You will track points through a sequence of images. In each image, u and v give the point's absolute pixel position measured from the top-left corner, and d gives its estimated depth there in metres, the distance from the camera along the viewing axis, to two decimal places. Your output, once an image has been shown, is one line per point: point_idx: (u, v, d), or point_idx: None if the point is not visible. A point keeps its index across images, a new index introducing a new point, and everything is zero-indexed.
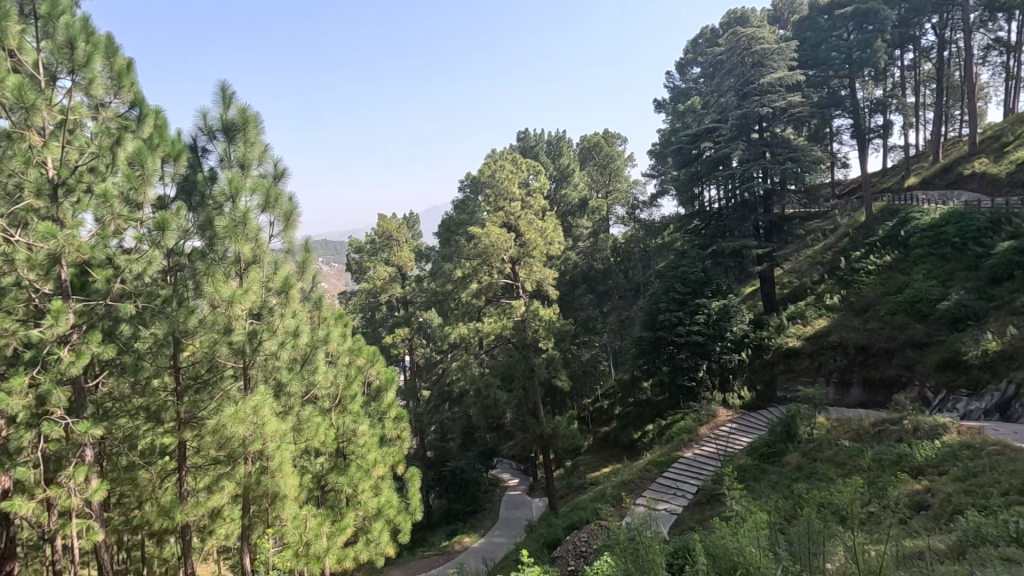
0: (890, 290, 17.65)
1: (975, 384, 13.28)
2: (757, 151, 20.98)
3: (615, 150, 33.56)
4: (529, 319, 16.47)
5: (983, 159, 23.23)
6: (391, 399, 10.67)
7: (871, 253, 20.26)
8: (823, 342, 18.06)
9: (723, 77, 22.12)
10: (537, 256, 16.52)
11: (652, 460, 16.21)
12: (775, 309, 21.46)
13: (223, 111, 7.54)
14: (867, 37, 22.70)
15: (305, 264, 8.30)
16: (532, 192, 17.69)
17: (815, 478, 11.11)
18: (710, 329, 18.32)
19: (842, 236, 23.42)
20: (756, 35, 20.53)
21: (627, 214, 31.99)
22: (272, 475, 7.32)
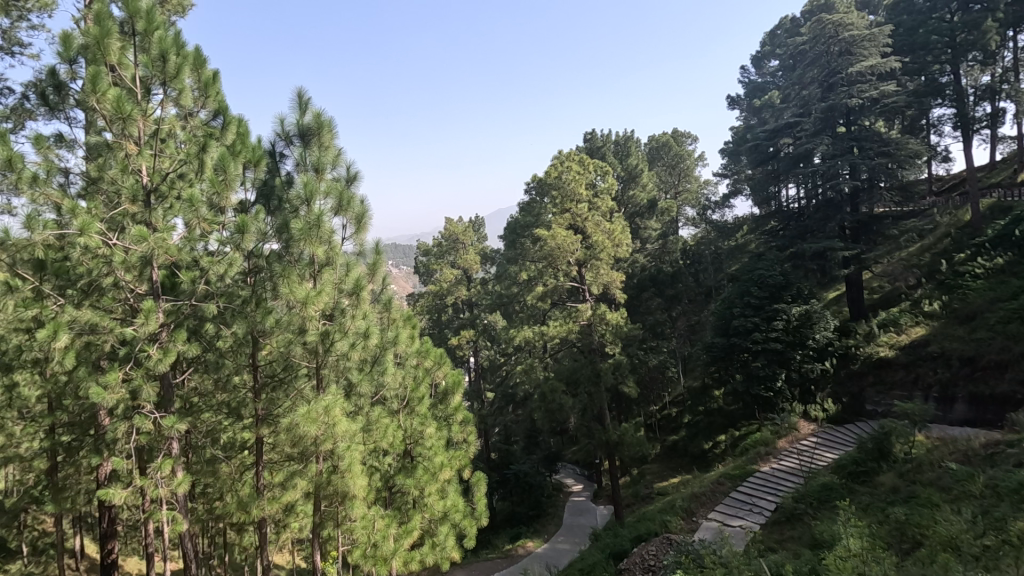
0: (1003, 296, 15.85)
1: None
2: (845, 146, 19.46)
3: (685, 149, 32.43)
4: (595, 323, 16.05)
5: None
6: (458, 402, 10.69)
7: (978, 254, 18.60)
8: (921, 353, 16.47)
9: (805, 68, 20.67)
10: (604, 258, 16.09)
11: (725, 472, 15.36)
12: (864, 315, 19.81)
13: (300, 116, 7.77)
14: (974, 17, 20.55)
15: (375, 266, 8.40)
16: (599, 193, 17.27)
17: (914, 503, 9.94)
18: (789, 336, 17.15)
19: (942, 236, 21.35)
20: (844, 21, 18.98)
21: (698, 215, 30.73)
22: (342, 475, 7.40)
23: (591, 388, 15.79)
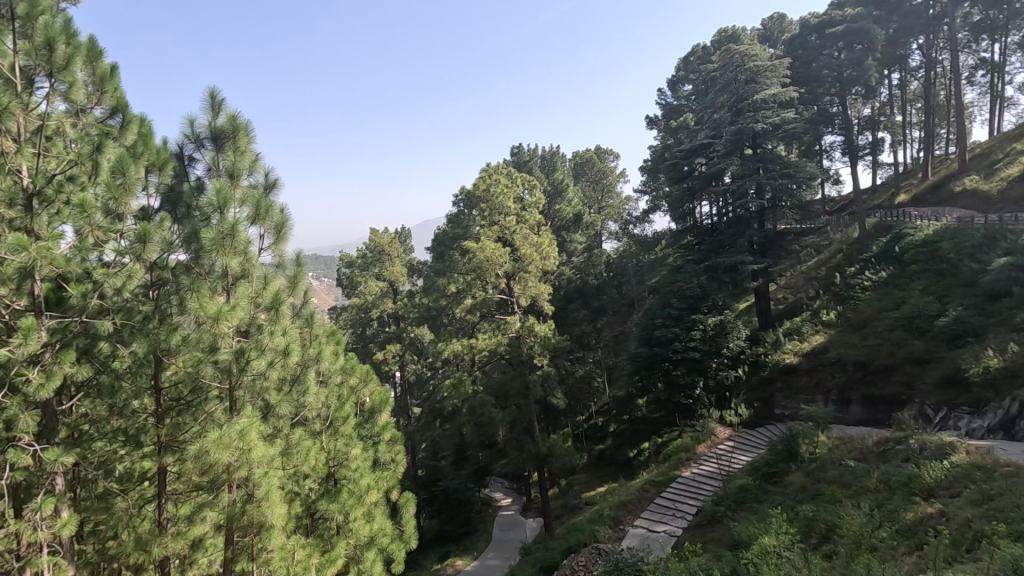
0: (887, 307, 17.66)
1: (978, 402, 12.95)
2: (752, 167, 20.82)
3: (608, 165, 33.69)
4: (524, 336, 16.13)
5: (974, 176, 23.67)
6: (385, 420, 10.35)
7: (866, 268, 20.62)
8: (821, 359, 17.85)
9: (716, 93, 21.97)
10: (532, 271, 16.21)
11: (650, 479, 15.78)
12: (772, 325, 21.25)
13: (212, 118, 7.24)
14: (858, 56, 22.90)
15: (296, 279, 7.89)
16: (527, 206, 17.43)
17: (821, 500, 10.59)
18: (706, 345, 18.00)
19: (836, 252, 23.45)
20: (749, 52, 20.38)
21: (621, 229, 31.89)
22: (257, 504, 6.80)
23: (520, 400, 15.79)
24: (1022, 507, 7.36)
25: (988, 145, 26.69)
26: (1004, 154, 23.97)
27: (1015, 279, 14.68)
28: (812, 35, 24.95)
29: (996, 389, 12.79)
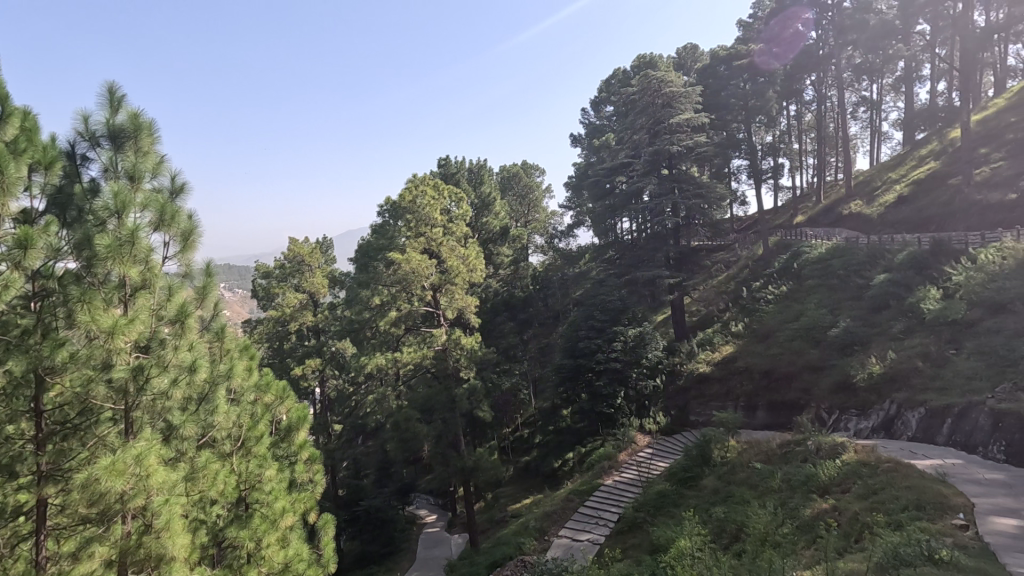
0: (788, 318, 19.24)
1: (864, 405, 14.34)
2: (668, 187, 21.97)
3: (533, 181, 34.50)
4: (450, 348, 16.02)
5: (858, 201, 26.37)
6: (303, 438, 9.86)
7: (769, 283, 22.31)
8: (731, 368, 19.02)
9: (635, 115, 23.00)
10: (458, 283, 16.15)
11: (574, 489, 16.03)
12: (687, 336, 22.38)
13: (110, 115, 6.68)
14: (760, 88, 24.94)
15: (205, 290, 7.37)
16: (453, 219, 17.39)
17: (731, 501, 11.22)
18: (627, 355, 18.61)
19: (743, 268, 25.22)
20: (665, 78, 21.49)
21: (546, 243, 32.58)
22: (157, 535, 6.29)
23: (446, 414, 15.61)
24: (899, 499, 8.16)
25: (869, 174, 29.87)
26: (882, 182, 26.91)
27: (892, 293, 16.75)
28: (721, 66, 26.86)
29: (879, 392, 14.19)
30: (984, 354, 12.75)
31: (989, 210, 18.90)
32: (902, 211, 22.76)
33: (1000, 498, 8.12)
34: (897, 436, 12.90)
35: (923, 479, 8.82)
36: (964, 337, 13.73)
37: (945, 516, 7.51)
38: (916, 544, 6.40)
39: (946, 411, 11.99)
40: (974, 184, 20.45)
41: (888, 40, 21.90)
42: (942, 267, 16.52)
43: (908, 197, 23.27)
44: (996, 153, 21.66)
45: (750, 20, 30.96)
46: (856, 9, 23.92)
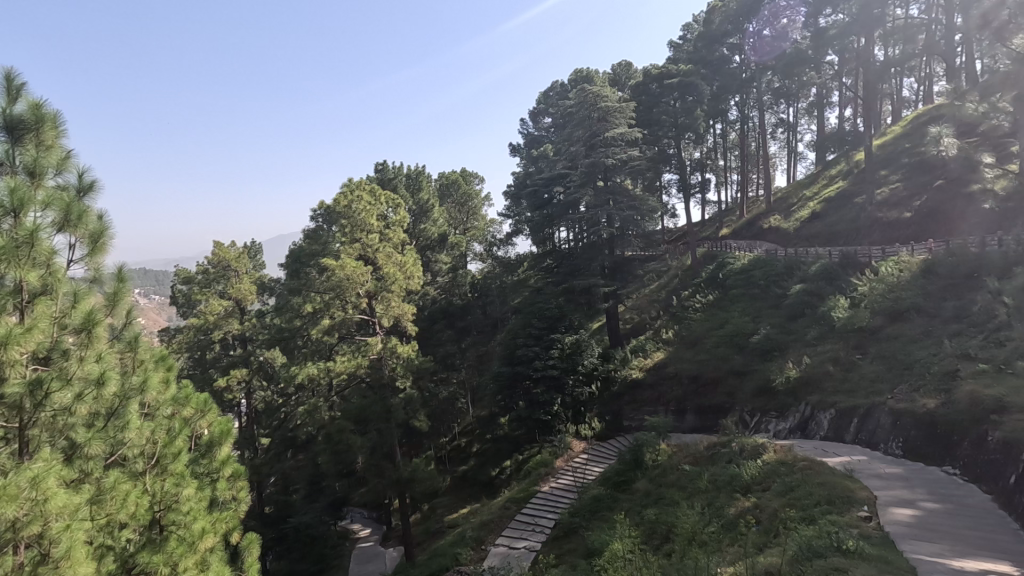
0: (714, 326, 20.24)
1: (782, 407, 15.25)
2: (603, 198, 22.62)
3: (473, 188, 34.50)
4: (386, 357, 15.64)
5: (777, 216, 28.20)
6: (226, 454, 9.34)
7: (697, 292, 23.41)
8: (662, 374, 19.72)
9: (573, 128, 23.52)
10: (395, 290, 15.84)
11: (512, 496, 16.03)
12: (621, 343, 23.02)
13: (8, 104, 6.09)
14: (689, 106, 26.27)
15: (116, 297, 6.81)
16: (390, 225, 17.10)
17: (662, 503, 11.60)
18: (563, 363, 18.93)
19: (673, 277, 26.32)
20: (601, 93, 22.13)
21: (485, 251, 32.62)
22: (54, 565, 5.67)
23: (381, 425, 15.20)
24: (813, 494, 8.71)
25: (786, 191, 32.05)
26: (797, 199, 28.93)
27: (807, 303, 18.03)
28: (653, 84, 27.96)
29: (795, 395, 15.15)
30: (885, 359, 13.93)
31: (889, 227, 20.75)
32: (815, 226, 24.56)
33: (898, 490, 8.88)
34: (811, 436, 13.76)
35: (833, 475, 9.46)
36: (868, 342, 14.94)
37: (852, 509, 8.08)
38: (827, 537, 6.84)
39: (854, 411, 12.93)
40: (876, 203, 22.39)
41: (800, 67, 23.73)
42: (849, 278, 17.95)
43: (820, 214, 25.16)
44: (894, 175, 23.86)
45: (680, 43, 32.53)
46: (775, 37, 25.78)
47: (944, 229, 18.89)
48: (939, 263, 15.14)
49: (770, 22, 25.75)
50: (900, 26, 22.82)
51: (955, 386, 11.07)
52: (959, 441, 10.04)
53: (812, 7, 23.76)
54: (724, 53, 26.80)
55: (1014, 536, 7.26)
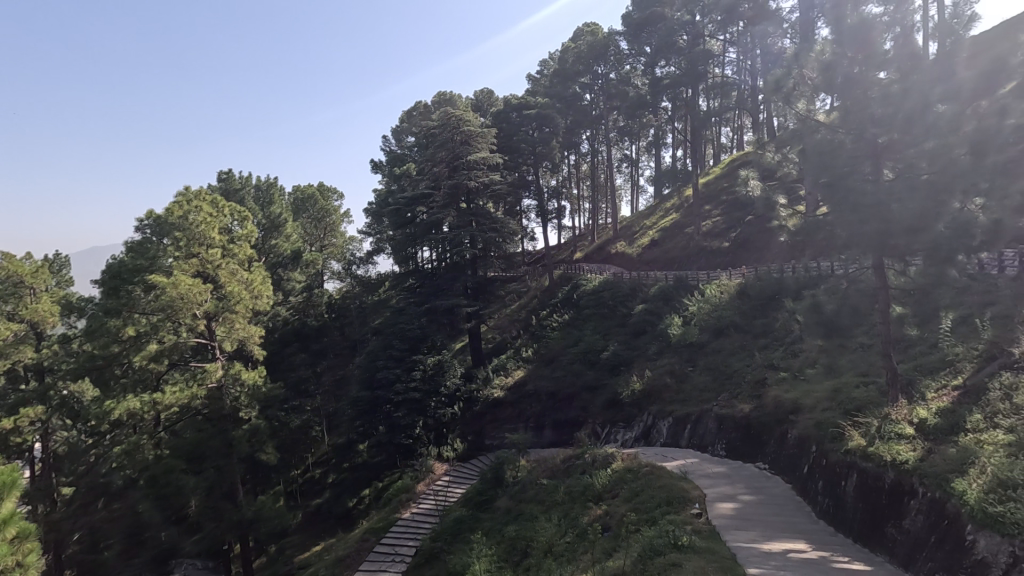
0: (569, 344, 21.49)
1: (629, 418, 16.54)
2: (466, 219, 23.00)
3: (331, 204, 32.97)
4: (227, 385, 14.19)
5: (623, 242, 30.95)
6: (10, 510, 7.57)
7: (553, 312, 24.71)
8: (522, 391, 20.31)
9: (435, 149, 23.71)
10: (240, 311, 14.36)
11: (370, 527, 15.25)
12: (483, 362, 23.35)
13: None
14: (546, 137, 27.86)
15: None
16: (235, 239, 15.63)
17: (522, 519, 11.82)
18: (425, 384, 18.68)
19: (532, 298, 27.50)
20: (463, 117, 22.69)
21: (344, 269, 31.21)
22: None
23: (220, 461, 13.64)
24: (655, 497, 9.46)
25: (630, 220, 35.36)
26: (639, 227, 32.08)
27: (648, 322, 19.95)
28: (513, 113, 29.08)
29: (640, 406, 16.52)
30: (710, 370, 15.82)
31: (712, 255, 23.80)
32: (654, 252, 27.30)
33: (722, 487, 10.05)
34: (653, 442, 15.06)
35: (671, 478, 10.43)
36: (698, 356, 16.85)
37: (687, 507, 8.92)
38: (666, 535, 7.50)
39: (688, 418, 14.42)
40: (702, 234, 25.56)
41: (641, 109, 26.48)
42: (682, 299, 20.19)
43: (658, 241, 28.08)
44: (716, 210, 27.48)
45: (537, 77, 34.46)
46: (619, 80, 27.88)
47: (753, 257, 22.12)
48: (749, 287, 17.73)
49: (616, 67, 28.30)
50: (719, 82, 26.47)
51: (764, 392, 12.89)
52: (767, 439, 11.63)
53: (650, 58, 26.51)
54: (577, 90, 28.82)
55: (807, 518, 8.57)
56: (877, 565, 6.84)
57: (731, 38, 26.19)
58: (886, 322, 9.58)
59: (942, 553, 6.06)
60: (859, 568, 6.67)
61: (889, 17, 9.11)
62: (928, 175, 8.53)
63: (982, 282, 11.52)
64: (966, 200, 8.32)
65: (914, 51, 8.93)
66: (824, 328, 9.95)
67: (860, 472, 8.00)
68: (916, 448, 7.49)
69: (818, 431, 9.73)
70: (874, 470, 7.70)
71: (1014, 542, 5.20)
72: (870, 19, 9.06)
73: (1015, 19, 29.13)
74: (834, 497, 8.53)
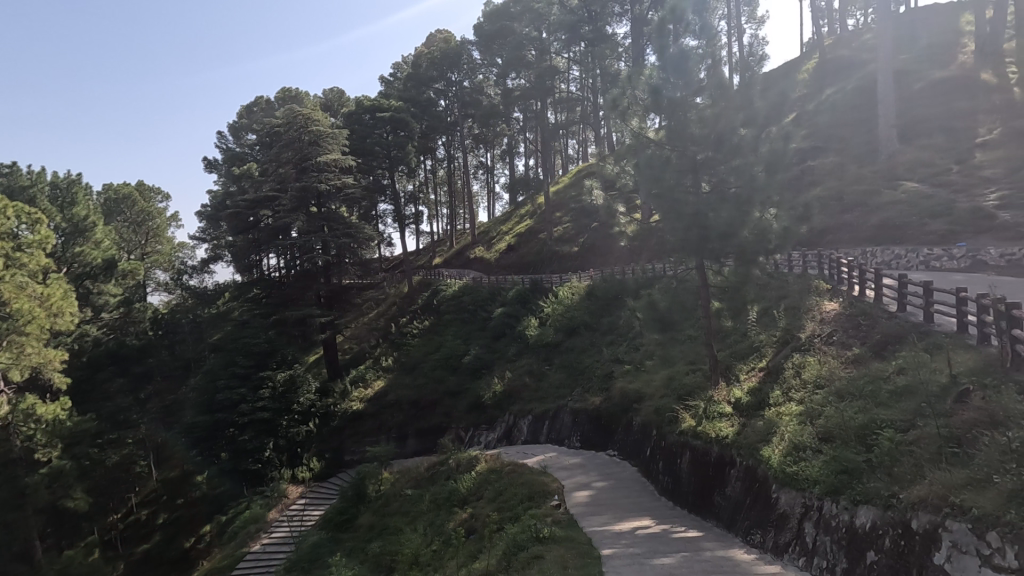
0: (430, 350, 21.39)
1: (491, 420, 16.85)
2: (317, 224, 21.71)
3: (154, 206, 29.10)
4: (16, 423, 11.72)
5: (481, 247, 31.59)
6: None
7: (413, 319, 24.41)
8: (382, 402, 19.67)
9: (281, 149, 22.11)
10: (33, 332, 11.92)
11: (212, 568, 13.62)
12: (339, 374, 22.24)
13: None
14: (401, 140, 27.44)
15: None
16: (24, 246, 13.06)
17: (386, 534, 11.44)
18: (276, 403, 17.27)
19: (390, 305, 26.88)
20: (311, 116, 21.48)
21: (172, 280, 27.72)
22: None
23: (8, 516, 11.30)
24: (518, 494, 9.74)
25: (487, 226, 36.25)
26: (495, 233, 33.01)
27: (506, 325, 20.61)
28: (365, 115, 27.90)
29: (501, 407, 16.95)
30: (565, 367, 16.78)
31: (564, 259, 25.31)
32: (511, 257, 28.25)
33: (578, 477, 10.73)
34: (514, 441, 15.51)
35: (532, 474, 10.82)
36: (553, 355, 17.78)
37: (547, 499, 9.31)
38: (529, 529, 7.78)
39: (546, 415, 15.12)
40: (554, 239, 27.06)
41: (494, 119, 27.33)
42: (537, 301, 21.18)
43: (514, 246, 29.11)
44: (565, 217, 29.28)
45: (390, 79, 33.84)
46: (473, 89, 28.89)
47: (599, 261, 23.93)
48: (596, 288, 19.16)
49: (469, 75, 28.88)
50: (564, 97, 28.19)
51: (612, 384, 13.99)
52: (615, 428, 12.62)
53: (501, 69, 27.32)
54: (432, 96, 28.94)
55: (652, 497, 9.45)
56: (706, 530, 7.76)
57: (574, 57, 28.10)
58: (707, 316, 10.96)
59: (755, 511, 7.05)
60: (693, 535, 7.51)
61: (702, 50, 10.46)
62: (735, 188, 9.97)
63: (777, 280, 13.70)
64: (763, 209, 9.86)
65: (721, 82, 10.23)
66: (659, 323, 11.09)
67: (692, 449, 9.05)
68: (733, 424, 8.67)
69: (657, 416, 10.82)
70: (703, 447, 8.76)
71: (804, 494, 6.24)
72: (686, 51, 10.34)
73: (793, 62, 35.16)
74: (672, 475, 9.52)
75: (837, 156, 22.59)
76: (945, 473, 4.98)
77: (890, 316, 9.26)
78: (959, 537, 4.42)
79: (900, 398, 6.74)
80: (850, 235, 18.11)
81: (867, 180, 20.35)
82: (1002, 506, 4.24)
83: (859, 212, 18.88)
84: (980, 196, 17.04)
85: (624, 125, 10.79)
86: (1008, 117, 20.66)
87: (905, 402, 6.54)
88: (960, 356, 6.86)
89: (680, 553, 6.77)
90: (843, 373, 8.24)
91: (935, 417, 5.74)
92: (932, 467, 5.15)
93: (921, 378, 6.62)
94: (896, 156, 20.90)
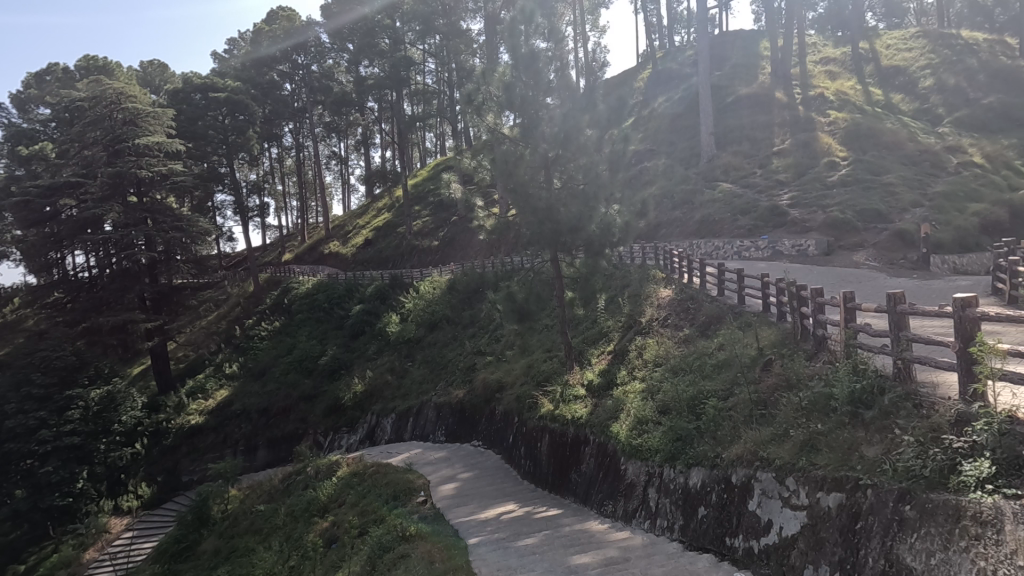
0: (281, 353, 19.91)
1: (352, 422, 16.15)
2: (137, 216, 18.86)
3: None
4: None
5: (336, 242, 30.02)
6: None
7: (261, 320, 22.49)
8: (226, 413, 17.85)
9: (86, 127, 18.85)
10: None
11: None
12: (171, 386, 19.73)
13: None
14: (240, 125, 25.12)
15: None
16: None
17: (235, 556, 10.43)
18: (88, 425, 15.03)
19: (233, 306, 24.48)
20: (126, 91, 18.65)
21: None
22: None
23: None
24: (381, 495, 9.49)
25: (341, 219, 34.59)
26: (351, 228, 31.61)
27: (365, 322, 19.89)
28: (195, 95, 25.00)
29: (361, 407, 16.36)
30: (427, 363, 16.67)
31: (423, 254, 25.07)
32: (368, 253, 27.25)
33: (443, 471, 10.78)
34: (377, 440, 15.06)
35: (396, 473, 10.58)
36: (415, 350, 17.57)
37: (412, 496, 9.16)
38: (394, 529, 7.62)
39: (409, 412, 14.89)
40: (413, 233, 26.65)
41: (346, 107, 26.04)
42: (397, 297, 20.69)
43: (371, 241, 28.14)
44: (423, 211, 28.96)
45: (225, 57, 30.66)
46: (322, 74, 27.17)
47: (458, 255, 24.06)
48: (458, 281, 19.29)
49: (317, 60, 27.18)
50: (419, 89, 27.83)
51: (474, 376, 14.20)
52: (478, 419, 12.83)
53: (353, 55, 26.13)
54: (274, 78, 26.78)
55: (516, 483, 9.79)
56: (565, 507, 8.25)
57: (429, 49, 27.81)
58: (561, 306, 11.60)
59: (606, 484, 7.65)
60: (553, 513, 7.94)
61: (551, 52, 10.97)
62: (583, 185, 10.65)
63: (621, 271, 14.95)
64: (607, 205, 10.67)
65: (569, 84, 10.85)
66: (517, 314, 11.47)
67: (551, 432, 9.55)
68: (586, 405, 9.32)
69: (517, 404, 11.21)
70: (560, 429, 9.31)
71: (646, 463, 6.93)
72: (537, 52, 10.80)
73: (630, 71, 38.52)
74: (532, 459, 9.94)
75: (667, 159, 25.26)
76: (755, 432, 5.82)
77: (711, 300, 10.60)
78: (766, 485, 5.23)
79: (720, 369, 7.74)
80: (680, 229, 20.41)
81: (692, 181, 23.00)
82: (796, 454, 5.10)
83: (686, 209, 21.33)
84: (776, 197, 20.21)
85: (480, 120, 10.88)
86: (794, 130, 24.71)
87: (724, 373, 7.53)
88: (764, 331, 8.08)
89: (542, 532, 7.14)
90: (676, 352, 9.27)
91: (747, 385, 6.71)
92: (744, 428, 6.02)
93: (735, 353, 7.71)
94: (714, 160, 23.92)
